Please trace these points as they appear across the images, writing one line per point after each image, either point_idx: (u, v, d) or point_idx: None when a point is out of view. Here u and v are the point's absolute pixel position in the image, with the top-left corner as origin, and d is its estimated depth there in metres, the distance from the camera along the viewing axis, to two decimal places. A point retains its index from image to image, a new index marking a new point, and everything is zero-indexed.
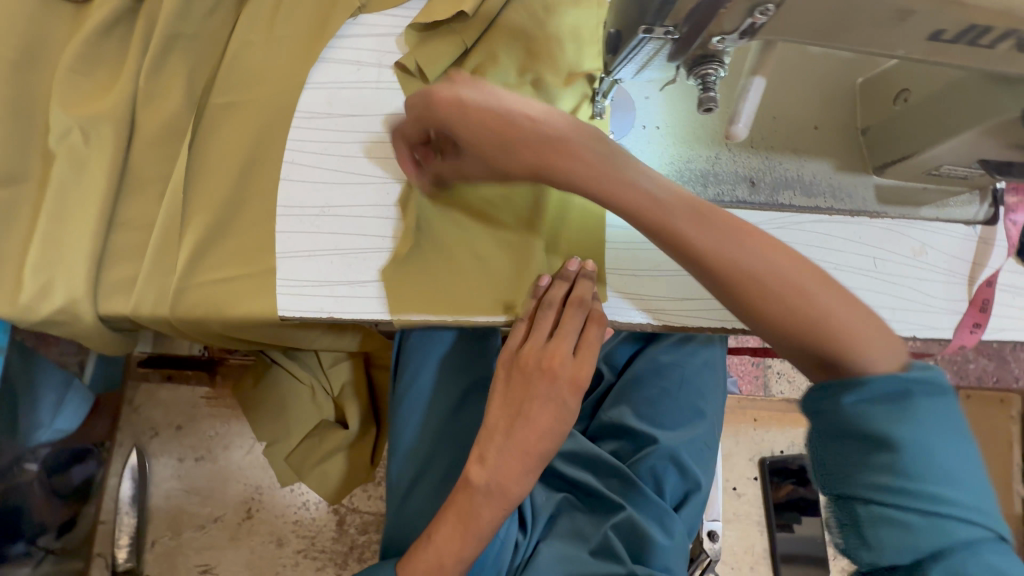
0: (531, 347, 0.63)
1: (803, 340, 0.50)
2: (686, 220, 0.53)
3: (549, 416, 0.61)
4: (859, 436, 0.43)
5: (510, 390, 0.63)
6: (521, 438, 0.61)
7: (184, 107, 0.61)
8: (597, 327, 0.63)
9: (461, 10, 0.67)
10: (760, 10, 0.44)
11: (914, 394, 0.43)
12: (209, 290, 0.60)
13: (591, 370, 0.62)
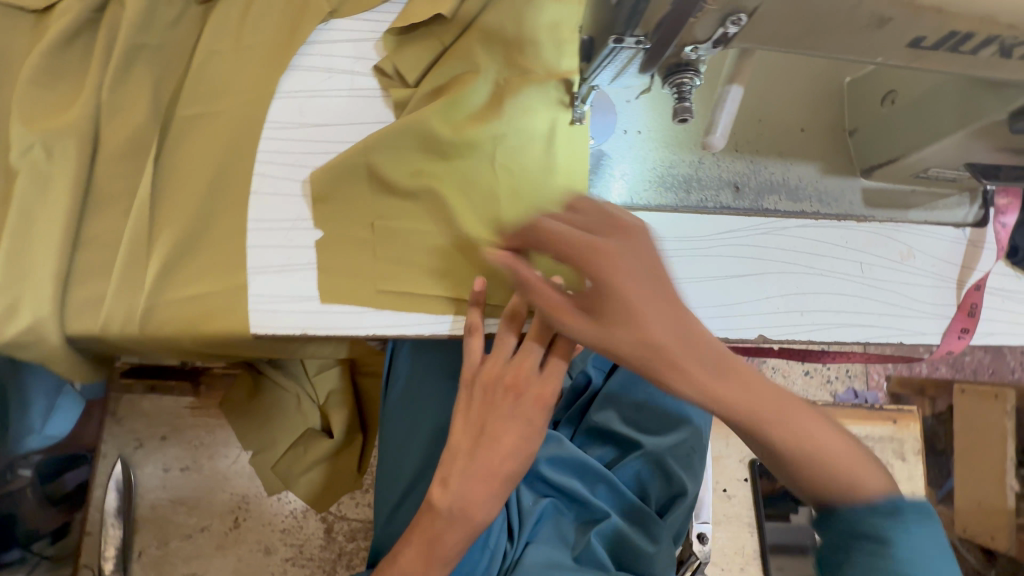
0: (493, 363, 0.63)
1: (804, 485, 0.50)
2: (690, 364, 0.52)
3: (516, 435, 0.61)
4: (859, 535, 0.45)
5: (472, 410, 0.64)
6: (490, 460, 0.60)
7: (149, 119, 0.60)
8: (565, 342, 0.63)
9: (437, 13, 0.65)
10: (732, 19, 0.42)
11: (906, 512, 0.45)
12: (178, 308, 0.59)
13: (556, 387, 0.62)
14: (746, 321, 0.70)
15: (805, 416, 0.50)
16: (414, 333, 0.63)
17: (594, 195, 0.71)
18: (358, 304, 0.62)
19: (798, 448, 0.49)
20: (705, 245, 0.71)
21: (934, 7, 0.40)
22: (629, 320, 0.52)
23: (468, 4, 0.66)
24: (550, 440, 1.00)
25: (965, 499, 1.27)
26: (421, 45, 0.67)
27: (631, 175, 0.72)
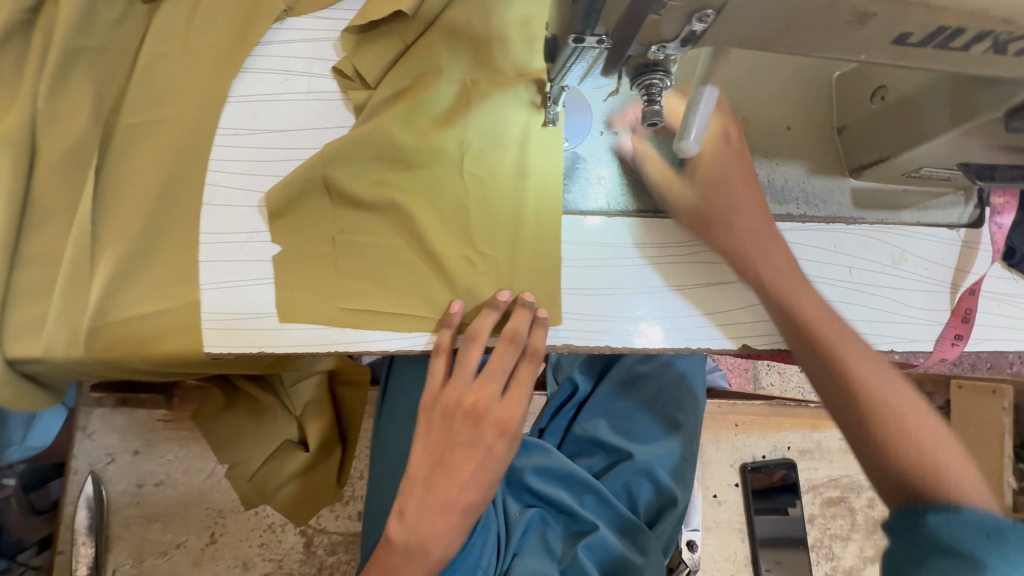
0: (454, 386, 0.61)
1: (900, 463, 0.55)
2: (852, 346, 0.59)
3: (472, 463, 0.61)
4: (947, 546, 0.48)
5: (430, 435, 0.62)
6: (442, 486, 0.61)
7: (90, 130, 0.56)
8: (530, 364, 0.62)
9: (398, 10, 0.61)
10: (698, 16, 0.39)
11: (1007, 534, 0.48)
12: (124, 329, 0.56)
13: (519, 410, 0.62)
14: (728, 331, 0.67)
15: (899, 390, 0.58)
16: (378, 349, 0.60)
17: (570, 200, 0.67)
18: (314, 323, 0.59)
19: (884, 413, 0.56)
20: (684, 254, 0.68)
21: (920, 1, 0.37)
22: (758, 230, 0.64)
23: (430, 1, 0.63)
24: (536, 449, 0.98)
25: None
26: (382, 44, 0.63)
27: (609, 179, 0.68)
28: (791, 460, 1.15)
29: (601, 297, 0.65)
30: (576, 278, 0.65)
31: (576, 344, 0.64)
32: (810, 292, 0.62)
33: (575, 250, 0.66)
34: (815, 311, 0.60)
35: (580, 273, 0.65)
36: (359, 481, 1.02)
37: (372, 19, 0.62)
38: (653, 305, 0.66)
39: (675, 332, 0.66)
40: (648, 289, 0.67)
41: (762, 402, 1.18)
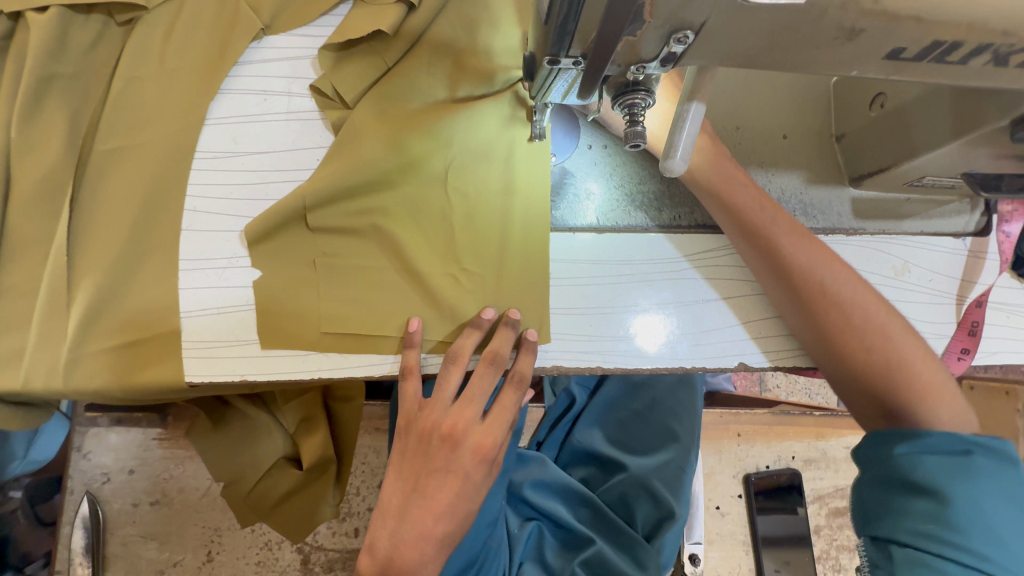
0: (433, 410, 0.59)
1: (876, 389, 0.60)
2: (833, 284, 0.61)
3: (448, 492, 0.58)
4: (911, 479, 0.55)
5: (405, 461, 0.61)
6: (418, 518, 0.58)
7: (63, 157, 0.56)
8: (514, 388, 0.61)
9: (378, 28, 0.60)
10: (677, 37, 0.36)
11: (963, 455, 0.55)
12: (103, 360, 0.55)
13: (496, 438, 0.60)
14: (722, 349, 0.65)
15: (878, 318, 0.61)
16: (363, 374, 0.58)
17: (558, 216, 0.65)
18: (294, 348, 0.58)
19: (863, 343, 0.60)
20: (676, 270, 0.66)
21: (912, 15, 0.34)
22: (737, 179, 0.63)
23: (410, 16, 0.61)
24: (533, 461, 0.98)
25: None
26: (361, 61, 0.62)
27: (599, 193, 0.66)
28: (796, 470, 1.13)
29: (591, 316, 0.64)
30: (565, 296, 0.64)
31: (565, 366, 0.63)
32: (792, 235, 0.62)
33: (564, 267, 0.64)
34: (798, 253, 0.61)
35: (569, 291, 0.64)
36: (357, 497, 1.01)
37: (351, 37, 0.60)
38: (643, 323, 0.64)
39: (668, 351, 0.64)
40: (638, 305, 0.65)
41: (766, 411, 1.16)
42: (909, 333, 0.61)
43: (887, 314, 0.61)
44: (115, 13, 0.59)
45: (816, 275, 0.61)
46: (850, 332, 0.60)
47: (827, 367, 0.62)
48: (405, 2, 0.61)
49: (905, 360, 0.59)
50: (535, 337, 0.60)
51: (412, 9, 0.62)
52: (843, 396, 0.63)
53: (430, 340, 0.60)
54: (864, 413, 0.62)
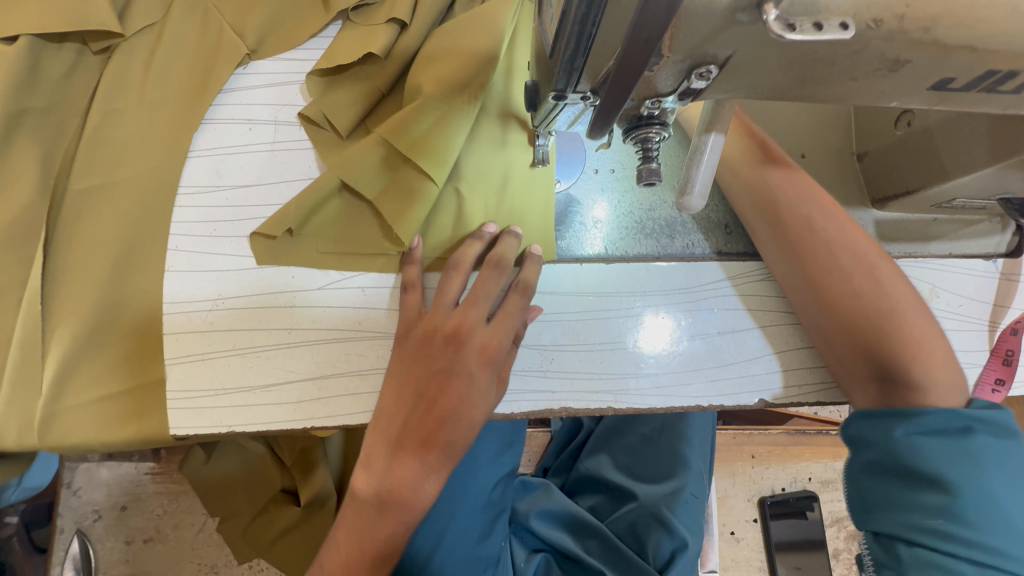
0: (434, 314, 0.53)
1: (866, 341, 0.55)
2: (821, 220, 0.58)
3: (454, 396, 0.51)
4: (914, 469, 0.51)
5: (409, 363, 0.52)
6: (418, 425, 0.51)
7: (36, 198, 0.52)
8: (520, 296, 0.54)
9: (369, 51, 0.56)
10: (699, 72, 0.32)
11: (968, 431, 0.51)
12: (81, 414, 0.51)
13: (505, 340, 0.53)
14: (740, 384, 0.61)
15: (871, 263, 0.57)
16: (358, 423, 0.54)
17: (564, 246, 0.61)
18: (290, 278, 0.55)
19: (851, 286, 0.56)
20: (689, 300, 0.62)
21: (965, 44, 0.30)
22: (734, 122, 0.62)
23: (405, 38, 0.57)
24: (539, 489, 0.96)
25: None
26: (354, 84, 0.58)
27: (606, 220, 0.62)
28: (813, 492, 1.08)
29: (600, 352, 0.60)
30: (572, 330, 0.60)
31: (574, 406, 0.59)
32: (782, 171, 0.60)
33: (570, 300, 0.60)
34: (786, 188, 0.59)
35: (575, 324, 0.60)
36: None
37: (341, 62, 0.56)
38: (654, 361, 0.61)
39: (681, 388, 0.60)
40: (649, 336, 0.61)
41: (780, 431, 1.12)
42: (901, 282, 0.57)
43: (877, 258, 0.58)
44: (90, 41, 0.55)
45: (801, 209, 0.59)
46: (841, 275, 0.57)
47: (814, 315, 0.58)
48: (398, 23, 0.57)
49: (896, 309, 0.56)
50: (538, 253, 0.57)
51: (405, 30, 0.58)
52: (828, 359, 0.58)
53: (428, 256, 0.57)
54: (854, 376, 0.57)
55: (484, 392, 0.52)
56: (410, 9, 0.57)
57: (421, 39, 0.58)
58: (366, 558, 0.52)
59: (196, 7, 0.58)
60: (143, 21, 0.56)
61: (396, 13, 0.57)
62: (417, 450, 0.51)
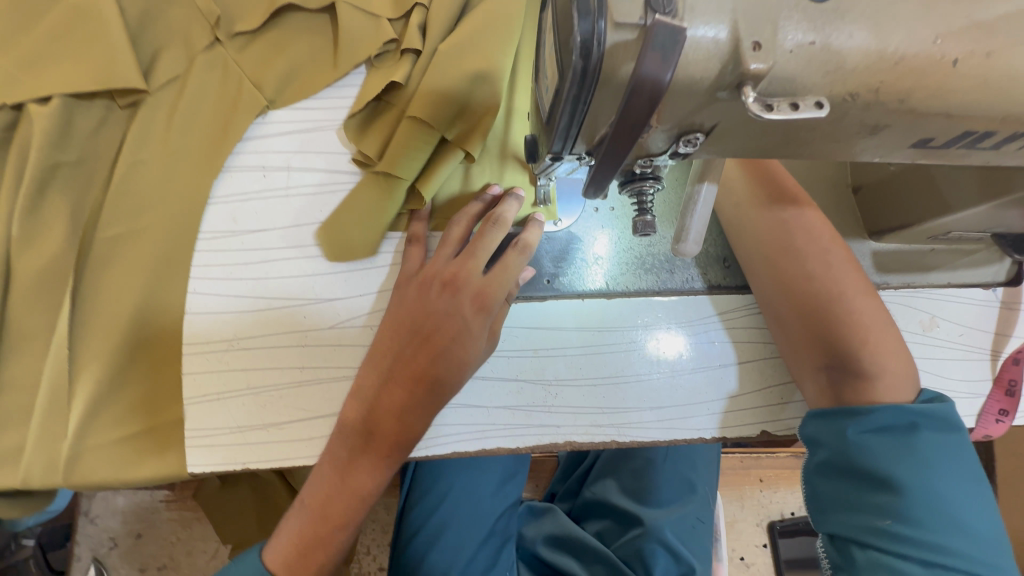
0: (435, 261, 0.57)
1: (818, 326, 0.56)
2: (779, 206, 0.59)
3: (448, 334, 0.54)
4: (864, 472, 0.50)
5: (398, 311, 0.56)
6: (409, 361, 0.53)
7: (66, 247, 0.55)
8: (517, 253, 0.56)
9: (393, 80, 0.59)
10: (687, 138, 0.33)
11: (914, 429, 0.50)
12: (104, 455, 0.53)
13: (501, 287, 0.55)
14: (742, 417, 0.62)
15: (826, 249, 0.58)
16: None
17: (566, 282, 0.63)
18: (303, 318, 0.58)
19: (806, 270, 0.57)
20: (689, 331, 0.63)
21: (942, 111, 0.32)
22: None
23: (417, 67, 0.59)
24: (546, 515, 0.96)
25: None
26: (383, 122, 0.60)
27: (607, 256, 0.64)
28: None
29: (600, 385, 0.62)
30: (571, 360, 0.62)
31: (578, 440, 0.60)
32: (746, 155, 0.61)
33: (571, 333, 0.62)
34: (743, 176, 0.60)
35: (573, 356, 0.62)
36: (367, 557, 0.98)
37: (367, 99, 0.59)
38: (656, 395, 0.62)
39: (684, 421, 0.61)
40: (654, 368, 0.62)
41: (788, 454, 1.11)
42: (853, 268, 0.58)
43: (834, 246, 0.58)
44: (118, 97, 0.58)
45: (760, 196, 0.59)
46: (797, 258, 0.57)
47: (771, 298, 0.59)
48: (413, 51, 0.59)
49: (845, 295, 0.56)
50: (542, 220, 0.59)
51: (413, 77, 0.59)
52: (786, 346, 0.59)
53: (434, 215, 0.62)
54: (808, 362, 0.57)
55: (477, 338, 0.55)
56: (419, 36, 0.59)
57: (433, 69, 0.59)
58: (336, 534, 0.54)
59: (216, 60, 0.61)
60: (166, 77, 0.59)
61: (408, 43, 0.58)
62: (383, 435, 0.52)
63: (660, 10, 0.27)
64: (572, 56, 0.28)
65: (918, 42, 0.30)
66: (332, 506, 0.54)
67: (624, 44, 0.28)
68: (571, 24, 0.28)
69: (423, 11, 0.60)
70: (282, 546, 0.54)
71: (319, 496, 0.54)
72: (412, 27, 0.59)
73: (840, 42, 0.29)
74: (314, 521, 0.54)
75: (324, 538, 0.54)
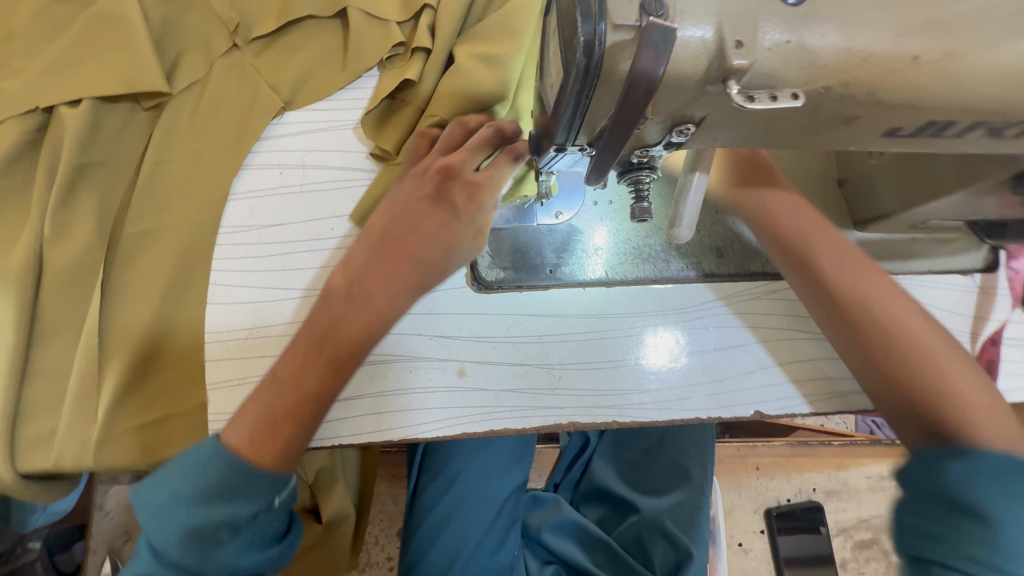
0: (430, 156, 0.57)
1: (912, 397, 0.52)
2: (848, 269, 0.58)
3: (432, 214, 0.54)
4: (964, 506, 0.41)
5: (392, 199, 0.57)
6: (397, 238, 0.54)
7: (95, 240, 0.58)
8: (510, 156, 0.53)
9: (407, 78, 0.63)
10: (679, 129, 0.37)
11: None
12: (132, 438, 0.56)
13: (490, 179, 0.54)
14: (736, 398, 0.65)
15: (908, 312, 0.55)
16: (383, 440, 0.61)
17: (567, 272, 0.66)
18: None
19: (894, 334, 0.54)
20: (684, 316, 0.67)
21: (907, 102, 0.35)
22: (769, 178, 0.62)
23: (429, 66, 0.64)
24: (547, 500, 0.99)
25: None
26: (400, 119, 0.64)
27: (606, 247, 0.67)
28: (818, 502, 1.10)
29: (601, 369, 0.65)
30: (575, 346, 0.65)
31: (581, 422, 0.64)
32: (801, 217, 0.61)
33: (573, 320, 0.66)
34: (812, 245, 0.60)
35: (575, 342, 0.65)
36: (375, 547, 1.00)
37: (384, 95, 0.63)
38: (654, 378, 0.65)
39: (681, 402, 0.65)
40: (653, 352, 0.66)
41: (783, 442, 1.14)
42: (935, 332, 0.55)
43: (912, 311, 0.56)
44: (143, 100, 0.62)
45: (831, 262, 0.59)
46: (858, 310, 0.56)
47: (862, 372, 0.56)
48: (423, 51, 0.64)
49: (938, 363, 0.53)
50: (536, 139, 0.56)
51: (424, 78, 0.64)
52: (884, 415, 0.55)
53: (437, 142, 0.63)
54: (907, 437, 0.52)
55: (460, 226, 0.54)
56: (428, 35, 0.64)
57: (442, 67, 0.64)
58: (300, 420, 0.51)
59: (233, 64, 0.64)
60: (188, 80, 0.63)
61: (419, 42, 0.63)
62: (363, 310, 0.52)
63: (653, 14, 0.30)
64: (576, 55, 0.32)
65: (883, 41, 0.33)
66: (304, 381, 0.51)
67: (621, 44, 0.31)
68: (575, 28, 0.31)
69: (431, 12, 0.64)
70: (245, 427, 0.51)
71: (292, 370, 0.52)
72: (423, 28, 0.64)
73: (815, 41, 0.32)
74: (282, 395, 0.51)
75: (288, 415, 0.51)
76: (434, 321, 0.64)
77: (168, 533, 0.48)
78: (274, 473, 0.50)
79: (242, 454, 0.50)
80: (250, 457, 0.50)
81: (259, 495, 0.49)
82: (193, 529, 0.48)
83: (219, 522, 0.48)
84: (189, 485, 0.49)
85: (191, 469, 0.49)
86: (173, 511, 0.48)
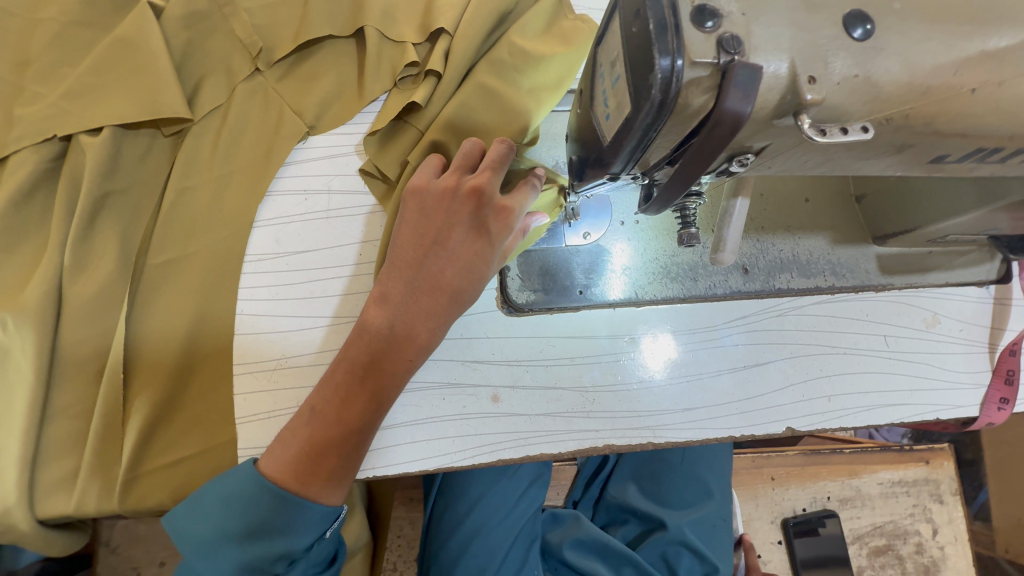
0: (452, 176, 0.54)
1: None
2: None
3: (469, 248, 0.52)
4: None
5: (420, 218, 0.53)
6: (434, 271, 0.52)
7: (118, 274, 0.56)
8: (533, 189, 0.54)
9: (412, 100, 0.60)
10: (738, 159, 0.37)
11: None
12: (161, 477, 0.54)
13: (522, 208, 0.52)
14: (767, 415, 0.66)
15: None
16: (417, 468, 0.60)
17: (597, 292, 0.65)
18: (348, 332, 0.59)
19: None
20: (712, 334, 0.67)
21: (960, 132, 0.36)
22: None
23: (438, 89, 0.61)
24: (568, 515, 0.95)
25: (1002, 518, 1.18)
26: (402, 141, 0.62)
27: (632, 266, 0.66)
28: (833, 510, 1.10)
29: (635, 390, 0.64)
30: (610, 367, 0.65)
31: (617, 443, 0.63)
32: None
33: (603, 340, 0.65)
34: None
35: (608, 362, 0.65)
36: None
37: (388, 116, 0.61)
38: (687, 398, 0.65)
39: (714, 421, 0.65)
40: (686, 370, 0.66)
41: (796, 451, 1.14)
42: None
43: None
44: (162, 126, 0.60)
45: None
46: None
47: None
48: (435, 74, 0.61)
49: None
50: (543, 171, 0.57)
51: (431, 96, 0.61)
52: None
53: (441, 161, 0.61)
54: None
55: (493, 256, 0.52)
56: (442, 60, 0.61)
57: (452, 89, 0.61)
58: (345, 450, 0.51)
59: (257, 89, 0.63)
60: (208, 105, 0.61)
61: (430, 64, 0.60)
62: (404, 340, 0.51)
63: (732, 52, 0.31)
64: (651, 91, 0.31)
65: (941, 73, 0.34)
66: (346, 413, 0.51)
67: (697, 80, 0.31)
68: (651, 64, 0.31)
69: (448, 37, 0.61)
70: (284, 457, 0.51)
71: (334, 400, 0.51)
72: (436, 52, 0.61)
73: (877, 75, 0.33)
74: (324, 424, 0.51)
75: (333, 444, 0.51)
76: (465, 346, 0.63)
77: (220, 564, 0.51)
78: (320, 501, 0.52)
79: (283, 485, 0.50)
80: (294, 487, 0.51)
81: (310, 521, 0.52)
82: (243, 563, 0.51)
83: (268, 554, 0.51)
84: (230, 520, 0.50)
85: (234, 504, 0.50)
86: (221, 544, 0.51)
